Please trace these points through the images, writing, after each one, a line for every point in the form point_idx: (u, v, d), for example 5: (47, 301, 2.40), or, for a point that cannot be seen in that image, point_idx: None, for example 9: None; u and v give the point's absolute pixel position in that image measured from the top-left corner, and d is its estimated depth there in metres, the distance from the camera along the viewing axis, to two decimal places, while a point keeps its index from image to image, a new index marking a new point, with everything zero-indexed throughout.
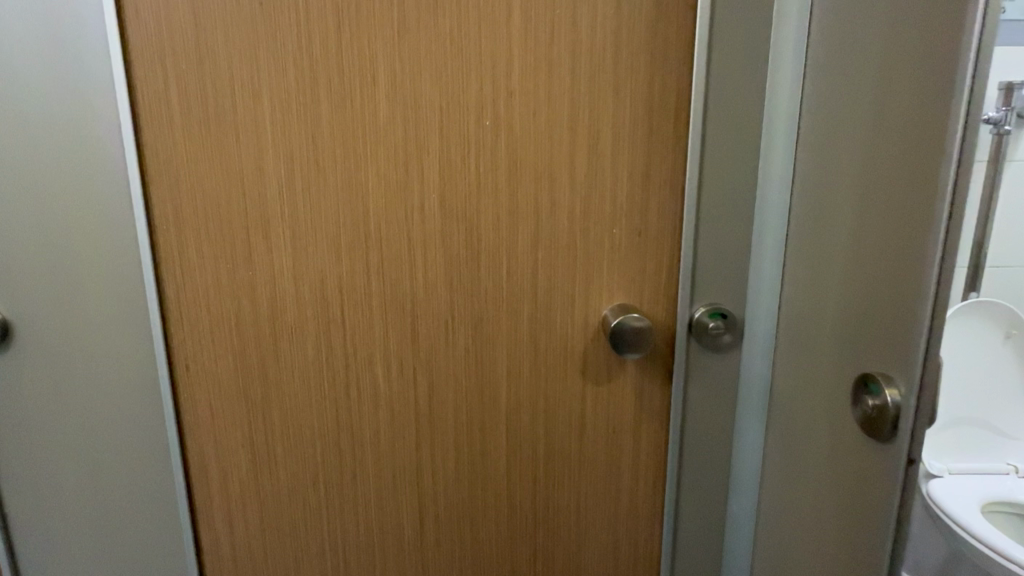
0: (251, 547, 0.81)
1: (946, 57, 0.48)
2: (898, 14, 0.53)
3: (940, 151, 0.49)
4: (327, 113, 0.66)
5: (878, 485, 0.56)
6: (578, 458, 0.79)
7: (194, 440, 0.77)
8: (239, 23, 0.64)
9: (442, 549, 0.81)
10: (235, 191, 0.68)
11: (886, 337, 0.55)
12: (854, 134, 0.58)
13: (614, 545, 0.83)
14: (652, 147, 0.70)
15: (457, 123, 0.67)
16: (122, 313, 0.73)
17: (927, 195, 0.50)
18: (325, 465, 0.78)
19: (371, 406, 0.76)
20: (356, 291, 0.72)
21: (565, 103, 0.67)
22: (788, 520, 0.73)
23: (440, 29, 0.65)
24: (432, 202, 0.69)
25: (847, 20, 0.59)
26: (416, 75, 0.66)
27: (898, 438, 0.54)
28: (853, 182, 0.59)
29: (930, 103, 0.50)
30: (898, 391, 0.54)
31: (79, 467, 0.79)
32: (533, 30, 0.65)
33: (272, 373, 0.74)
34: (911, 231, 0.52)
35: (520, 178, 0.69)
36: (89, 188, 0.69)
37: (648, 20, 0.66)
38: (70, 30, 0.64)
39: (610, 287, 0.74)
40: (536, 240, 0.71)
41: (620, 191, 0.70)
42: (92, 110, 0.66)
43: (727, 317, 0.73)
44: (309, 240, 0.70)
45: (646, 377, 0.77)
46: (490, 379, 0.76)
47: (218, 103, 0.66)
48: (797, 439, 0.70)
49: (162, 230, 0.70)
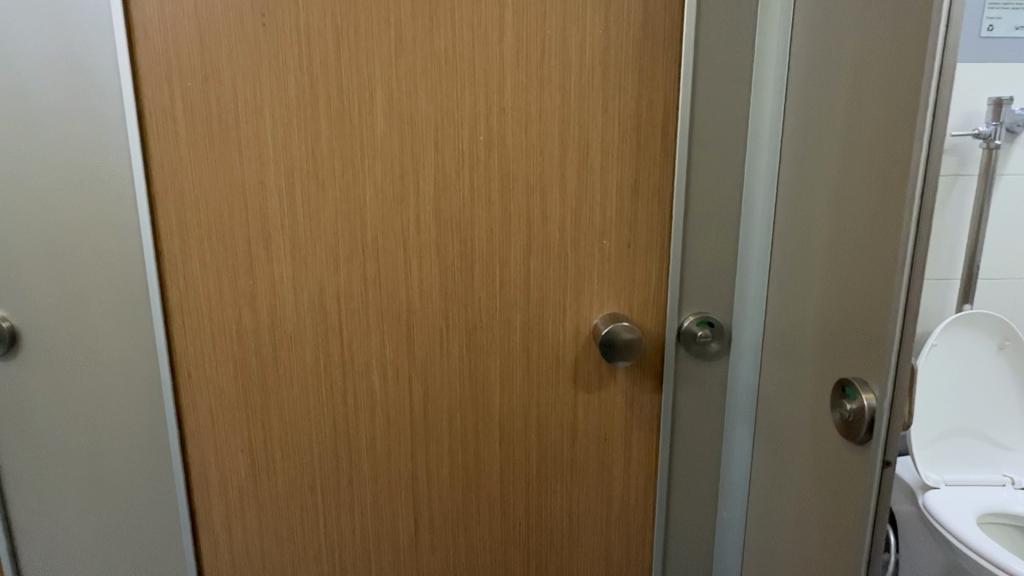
0: (250, 552, 0.82)
1: (913, 75, 0.50)
2: (870, 36, 0.55)
3: (908, 163, 0.51)
4: (326, 129, 0.69)
5: (858, 487, 0.58)
6: (571, 464, 0.81)
7: (194, 446, 0.79)
8: (243, 43, 0.67)
9: (436, 554, 0.83)
10: (239, 203, 0.71)
11: (861, 344, 0.57)
12: (832, 149, 0.60)
13: (607, 552, 0.84)
14: (641, 160, 0.72)
15: (452, 138, 0.70)
16: (128, 321, 0.75)
17: (898, 206, 0.52)
18: (323, 471, 0.79)
19: (368, 413, 0.78)
20: (353, 300, 0.74)
21: (555, 118, 0.70)
22: (774, 525, 0.74)
23: (435, 49, 0.67)
24: (428, 214, 0.72)
25: (823, 40, 0.62)
26: (412, 92, 0.68)
27: (873, 441, 0.56)
28: (831, 193, 0.61)
29: (899, 118, 0.52)
30: (873, 395, 0.55)
31: (81, 471, 0.80)
32: (524, 49, 0.68)
33: (271, 380, 0.76)
34: (884, 241, 0.54)
35: (512, 190, 0.72)
36: (98, 200, 0.72)
37: (635, 39, 0.69)
38: (83, 51, 0.68)
39: (600, 297, 0.76)
40: (528, 251, 0.73)
41: (610, 203, 0.73)
42: (102, 126, 0.70)
43: (714, 325, 0.75)
44: (309, 251, 0.72)
45: (637, 385, 0.78)
46: (484, 387, 0.78)
47: (223, 120, 0.69)
48: (782, 444, 0.72)
49: (168, 241, 0.72)
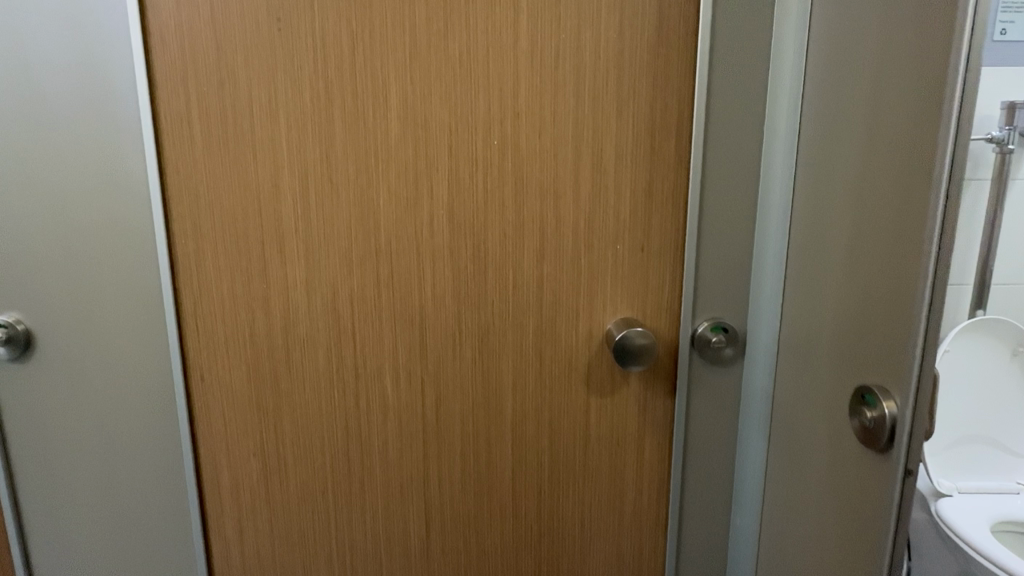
0: (261, 557, 0.82)
1: (936, 81, 0.50)
2: (890, 42, 0.55)
3: (930, 169, 0.50)
4: (341, 133, 0.69)
5: (878, 496, 0.57)
6: (582, 469, 0.80)
7: (207, 450, 0.79)
8: (258, 48, 0.67)
9: (447, 559, 0.82)
10: (252, 207, 0.71)
11: (882, 351, 0.56)
12: (850, 156, 0.60)
13: (618, 557, 0.83)
14: (655, 165, 0.72)
15: (465, 143, 0.70)
16: (141, 322, 0.75)
17: (920, 214, 0.52)
18: (335, 474, 0.79)
19: (380, 416, 0.77)
20: (367, 304, 0.74)
21: (568, 123, 0.70)
22: (789, 533, 0.73)
23: (450, 53, 0.67)
24: (441, 218, 0.71)
25: (842, 45, 0.61)
26: (427, 97, 0.68)
27: (895, 449, 0.55)
28: (850, 198, 0.60)
29: (922, 124, 0.51)
30: (895, 403, 0.55)
31: (93, 472, 0.80)
32: (539, 53, 0.68)
33: (284, 384, 0.76)
34: (906, 246, 0.53)
35: (526, 195, 0.71)
36: (112, 203, 0.72)
37: (650, 44, 0.68)
38: (100, 56, 0.68)
39: (614, 302, 0.75)
40: (541, 255, 0.73)
41: (624, 208, 0.72)
42: (118, 131, 0.70)
43: (728, 331, 0.75)
44: (322, 254, 0.72)
45: (650, 390, 0.78)
46: (496, 391, 0.77)
47: (238, 123, 0.69)
48: (797, 451, 0.71)
49: (181, 243, 0.73)
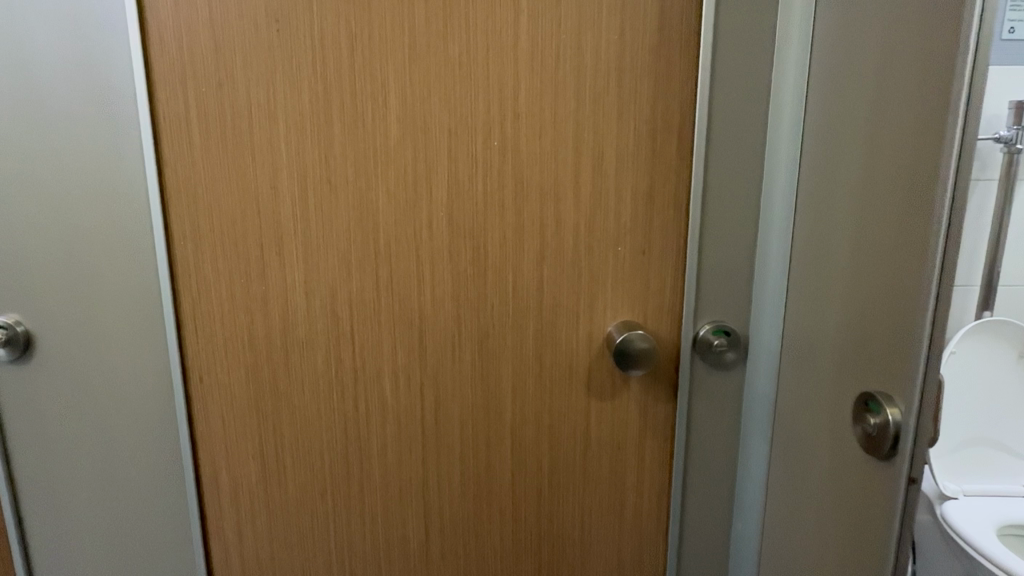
0: (260, 558, 0.82)
1: (942, 83, 0.49)
2: (894, 42, 0.54)
3: (936, 172, 0.49)
4: (339, 134, 0.68)
5: (881, 503, 0.57)
6: (583, 472, 0.79)
7: (206, 452, 0.79)
8: (257, 50, 0.67)
9: (447, 562, 0.82)
10: (251, 208, 0.71)
11: (886, 357, 0.55)
12: (854, 159, 0.59)
13: (618, 561, 0.82)
14: (657, 166, 0.71)
15: (466, 144, 0.69)
16: (141, 324, 0.75)
17: (924, 220, 0.51)
18: (334, 477, 0.79)
19: (379, 420, 0.77)
20: (365, 306, 0.74)
21: (569, 124, 0.69)
22: (790, 538, 0.73)
23: (449, 54, 0.67)
24: (440, 220, 0.71)
25: (847, 46, 0.60)
26: (426, 98, 0.68)
27: (898, 457, 0.54)
28: (855, 201, 0.59)
29: (927, 126, 0.50)
30: (899, 410, 0.54)
31: (93, 473, 0.80)
32: (539, 55, 0.67)
33: (283, 387, 0.76)
34: (911, 251, 0.52)
35: (526, 197, 0.71)
36: (112, 204, 0.72)
37: (651, 45, 0.68)
38: (99, 56, 0.68)
39: (614, 305, 0.74)
40: (542, 257, 0.72)
41: (625, 210, 0.72)
42: (117, 131, 0.70)
43: (730, 334, 0.74)
44: (320, 256, 0.72)
45: (651, 393, 0.77)
46: (496, 394, 0.77)
47: (236, 125, 0.69)
48: (799, 456, 0.70)
49: (180, 245, 0.72)
